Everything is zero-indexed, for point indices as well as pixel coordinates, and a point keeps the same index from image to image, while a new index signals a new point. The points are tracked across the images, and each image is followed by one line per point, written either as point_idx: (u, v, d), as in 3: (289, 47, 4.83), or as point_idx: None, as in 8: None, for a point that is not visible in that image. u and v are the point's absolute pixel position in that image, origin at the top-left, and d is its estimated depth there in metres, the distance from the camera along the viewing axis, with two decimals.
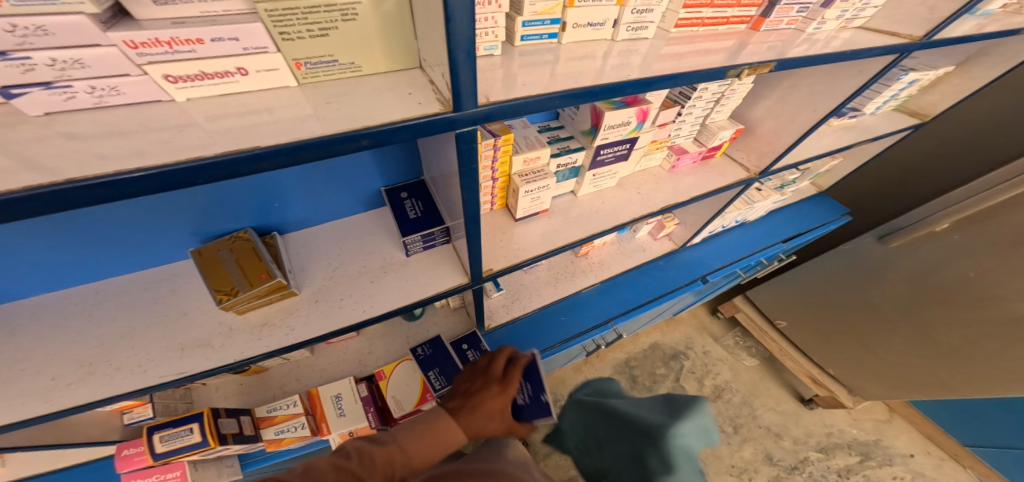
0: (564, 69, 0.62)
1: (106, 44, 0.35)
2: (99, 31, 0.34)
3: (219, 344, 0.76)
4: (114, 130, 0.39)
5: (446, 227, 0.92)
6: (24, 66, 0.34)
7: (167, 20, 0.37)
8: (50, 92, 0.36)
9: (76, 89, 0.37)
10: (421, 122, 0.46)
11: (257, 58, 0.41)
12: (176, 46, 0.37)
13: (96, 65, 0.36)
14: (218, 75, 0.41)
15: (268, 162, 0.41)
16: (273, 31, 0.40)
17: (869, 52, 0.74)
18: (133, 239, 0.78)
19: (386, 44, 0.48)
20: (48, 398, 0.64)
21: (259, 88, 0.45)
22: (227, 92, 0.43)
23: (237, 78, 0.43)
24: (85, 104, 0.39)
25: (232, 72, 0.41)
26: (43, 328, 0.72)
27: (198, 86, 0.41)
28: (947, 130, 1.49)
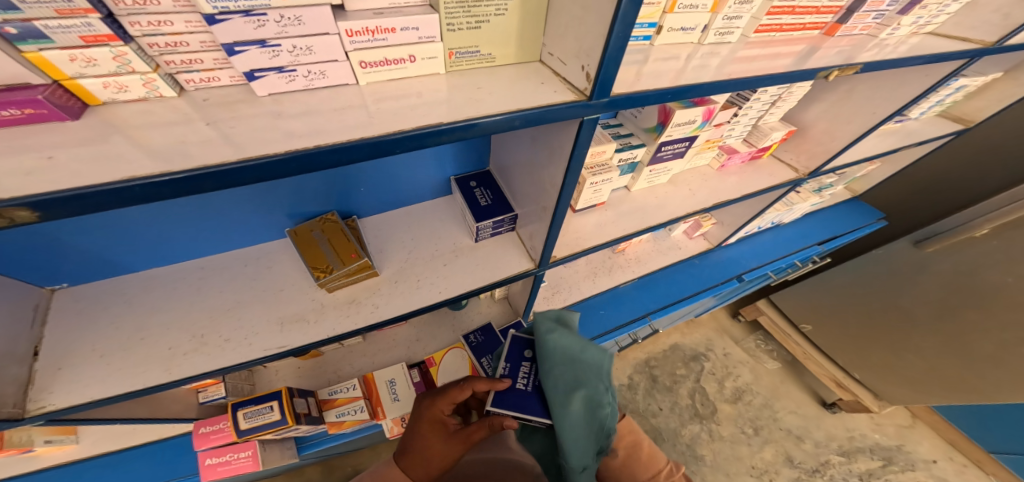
0: (651, 69, 0.67)
1: (333, 32, 0.41)
2: (333, 20, 0.40)
3: (314, 318, 0.80)
4: (308, 109, 0.44)
5: (515, 215, 0.96)
6: (273, 53, 0.40)
7: (366, 10, 0.43)
8: (280, 76, 0.43)
9: (298, 73, 0.44)
10: (557, 109, 0.50)
11: (427, 47, 0.47)
12: (377, 34, 0.43)
13: (321, 52, 0.42)
14: (394, 61, 0.47)
15: (446, 137, 0.46)
16: (443, 23, 0.46)
17: (938, 57, 0.79)
18: (231, 217, 0.82)
19: (521, 38, 0.53)
20: (168, 367, 0.68)
21: (418, 74, 0.51)
22: (394, 77, 0.49)
23: (405, 65, 0.48)
24: (297, 87, 0.45)
25: (404, 59, 0.47)
26: (153, 299, 0.78)
27: (379, 72, 0.48)
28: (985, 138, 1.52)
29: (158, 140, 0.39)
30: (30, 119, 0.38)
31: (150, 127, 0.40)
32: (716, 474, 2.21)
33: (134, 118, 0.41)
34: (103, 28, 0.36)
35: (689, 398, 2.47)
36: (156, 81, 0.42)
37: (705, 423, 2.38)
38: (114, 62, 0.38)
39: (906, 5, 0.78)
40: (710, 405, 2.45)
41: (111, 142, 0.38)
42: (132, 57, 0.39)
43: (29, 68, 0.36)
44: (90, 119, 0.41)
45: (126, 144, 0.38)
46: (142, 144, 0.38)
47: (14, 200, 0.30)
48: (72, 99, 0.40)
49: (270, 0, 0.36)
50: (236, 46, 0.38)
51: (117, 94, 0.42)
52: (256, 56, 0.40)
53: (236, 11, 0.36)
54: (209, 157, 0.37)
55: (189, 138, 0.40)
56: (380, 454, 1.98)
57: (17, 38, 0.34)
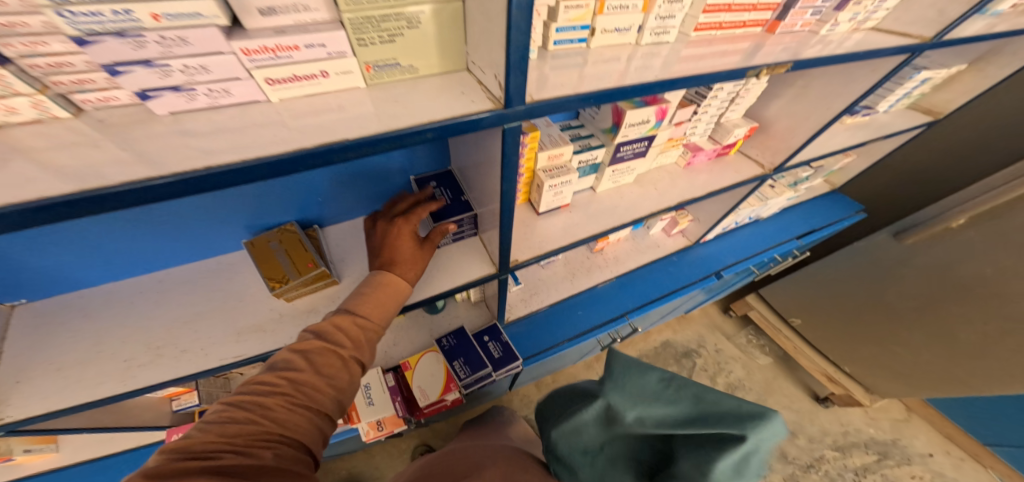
0: (593, 70, 0.68)
1: (228, 52, 0.42)
2: (223, 39, 0.41)
3: (272, 328, 0.82)
4: (218, 127, 0.46)
5: (475, 215, 0.95)
6: (163, 72, 0.41)
7: (269, 28, 0.44)
8: (177, 95, 0.44)
9: (198, 92, 0.44)
10: (473, 119, 0.51)
11: (338, 62, 0.48)
12: (278, 52, 0.44)
13: (216, 70, 0.43)
14: (305, 78, 0.48)
15: (354, 151, 0.47)
16: (352, 38, 0.47)
17: (879, 53, 0.79)
18: (185, 229, 0.83)
19: (441, 48, 0.54)
20: (122, 379, 0.70)
21: (335, 89, 0.51)
22: (310, 92, 0.50)
23: (319, 80, 0.49)
24: (201, 105, 0.46)
25: (316, 75, 0.48)
26: (112, 314, 0.79)
27: (290, 87, 0.48)
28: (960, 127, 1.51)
29: (62, 162, 0.40)
30: None
31: (58, 149, 0.42)
32: None
33: (36, 141, 0.42)
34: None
35: None
36: (45, 102, 0.42)
37: None
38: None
39: (840, 1, 0.79)
40: None
41: (15, 166, 0.39)
42: (12, 80, 0.38)
43: None
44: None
45: (30, 168, 0.39)
46: (46, 168, 0.39)
47: None
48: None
49: (141, 20, 0.37)
50: (117, 66, 0.39)
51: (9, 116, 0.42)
52: (143, 76, 0.40)
53: (108, 32, 0.36)
54: (112, 179, 0.38)
55: (97, 159, 0.41)
56: (371, 457, 2.01)
57: None
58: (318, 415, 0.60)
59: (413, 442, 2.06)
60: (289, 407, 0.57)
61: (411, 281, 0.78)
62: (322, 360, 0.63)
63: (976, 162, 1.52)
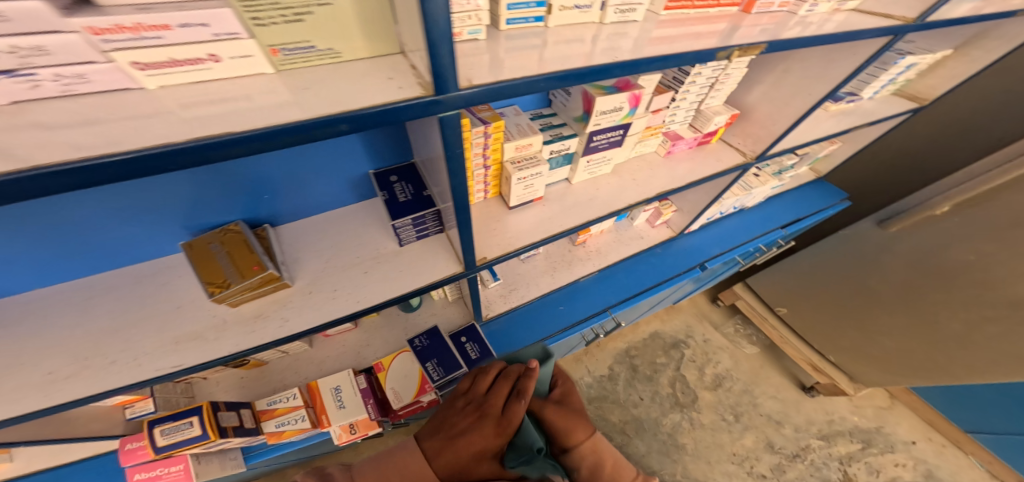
0: (552, 53, 0.61)
1: (70, 30, 0.34)
2: (56, 17, 0.33)
3: (213, 336, 0.76)
4: (85, 118, 0.38)
5: (437, 210, 0.89)
6: None
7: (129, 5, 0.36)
8: (14, 80, 0.35)
9: (42, 77, 0.36)
10: (400, 106, 0.45)
11: (230, 44, 0.40)
12: (141, 32, 0.36)
13: (60, 52, 0.35)
14: (189, 62, 0.40)
15: (244, 146, 0.40)
16: (243, 16, 0.39)
17: (862, 34, 0.73)
18: (115, 229, 0.76)
19: (365, 28, 0.47)
20: (45, 392, 0.64)
21: (232, 76, 0.44)
22: (200, 79, 0.43)
23: (209, 66, 0.42)
24: (52, 92, 0.39)
25: (204, 59, 0.41)
26: (38, 323, 0.73)
27: (168, 73, 0.41)
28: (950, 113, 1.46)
29: None
30: None
31: None
32: (697, 463, 2.20)
33: None
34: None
35: (670, 386, 2.46)
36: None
37: (686, 412, 2.37)
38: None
39: None
40: (690, 393, 2.44)
41: None
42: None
43: None
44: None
45: None
46: None
47: None
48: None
49: None
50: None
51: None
52: None
53: None
54: None
55: None
56: None
57: None
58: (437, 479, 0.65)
59: None
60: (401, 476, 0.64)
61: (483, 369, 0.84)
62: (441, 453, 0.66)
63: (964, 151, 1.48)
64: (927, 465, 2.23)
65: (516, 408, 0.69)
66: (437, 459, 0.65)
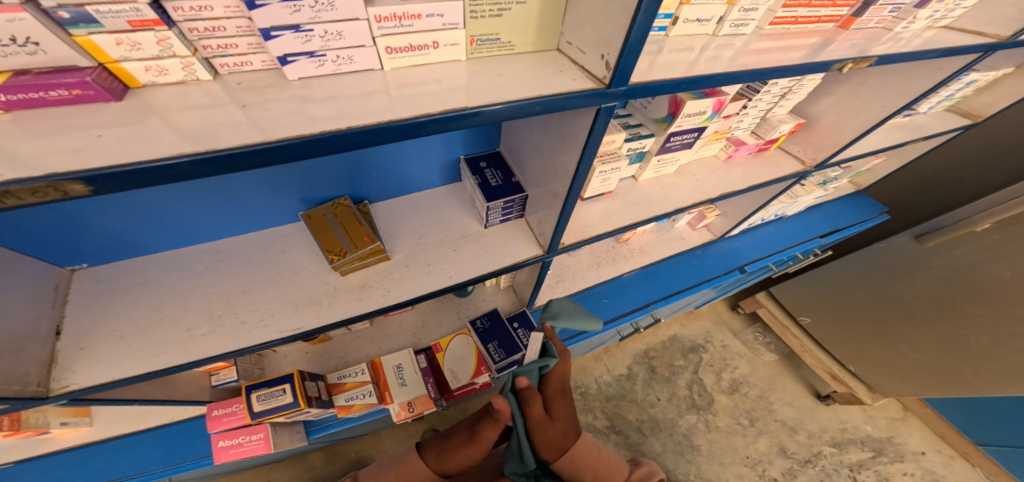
0: (664, 59, 0.68)
1: (362, 18, 0.43)
2: (362, 6, 0.42)
3: (327, 301, 0.81)
4: (334, 94, 0.45)
5: (526, 196, 0.94)
6: (305, 37, 0.42)
7: None
8: (311, 60, 0.45)
9: (328, 58, 0.45)
10: (573, 97, 0.51)
11: (449, 33, 0.48)
12: (403, 20, 0.45)
13: (350, 37, 0.44)
14: (418, 47, 0.49)
15: (471, 120, 0.47)
16: (467, 10, 0.47)
17: (951, 52, 0.80)
18: (249, 200, 0.83)
19: (541, 26, 0.54)
20: (187, 347, 0.70)
21: (441, 61, 0.52)
22: (419, 62, 0.51)
23: (428, 51, 0.50)
24: (326, 71, 0.47)
25: (427, 45, 0.49)
26: (174, 280, 0.79)
27: (405, 56, 0.49)
28: (995, 132, 1.54)
29: (186, 121, 0.39)
30: (75, 100, 0.39)
31: (186, 110, 0.41)
32: (711, 464, 2.26)
33: (170, 100, 0.42)
34: (149, 13, 0.36)
35: (687, 388, 2.51)
36: (194, 65, 0.43)
37: (702, 413, 2.42)
38: (157, 46, 0.39)
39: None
40: (707, 396, 2.49)
41: (150, 124, 0.39)
42: (174, 41, 0.40)
43: (78, 52, 0.37)
44: (127, 101, 0.41)
45: (162, 127, 0.39)
46: (178, 128, 0.39)
47: (67, 175, 0.32)
48: (114, 80, 0.41)
49: None
50: (272, 30, 0.40)
51: (157, 77, 0.43)
52: (288, 41, 0.42)
53: None
54: (247, 139, 0.39)
55: (229, 120, 0.40)
56: (382, 440, 2.03)
57: (70, 23, 0.34)
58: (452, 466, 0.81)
59: (423, 427, 2.08)
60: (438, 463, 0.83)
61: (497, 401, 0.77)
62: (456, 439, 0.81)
63: (1005, 169, 1.56)
64: (935, 475, 2.30)
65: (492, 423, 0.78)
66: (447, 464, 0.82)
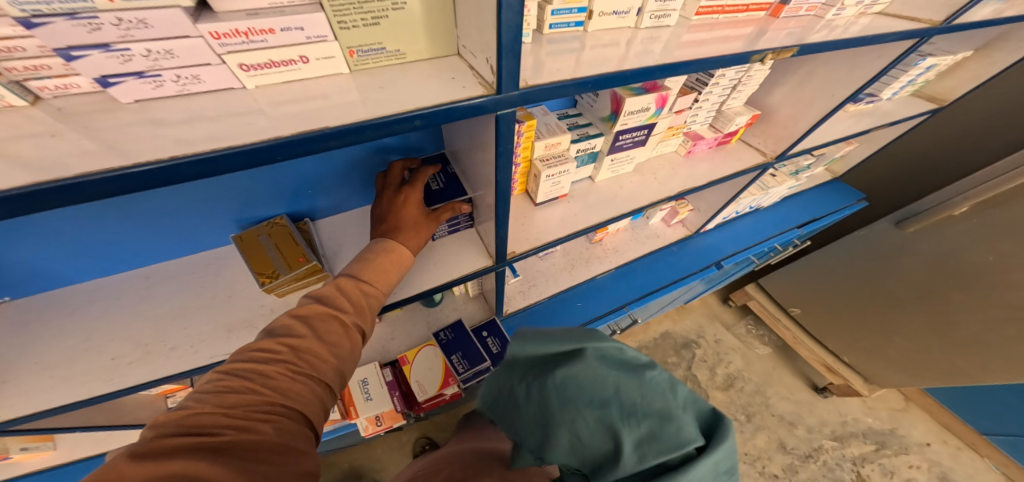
0: (590, 56, 0.65)
1: (195, 35, 0.39)
2: (190, 22, 0.38)
3: (263, 325, 0.79)
4: (189, 116, 0.43)
5: (470, 199, 0.89)
6: (123, 57, 0.38)
7: (240, 11, 0.41)
8: (142, 81, 0.41)
9: (165, 78, 0.42)
10: (462, 105, 0.49)
11: (318, 46, 0.46)
12: (252, 35, 0.41)
13: (184, 55, 0.40)
14: (283, 63, 0.46)
15: (338, 140, 0.44)
16: (333, 21, 0.44)
17: (886, 37, 0.77)
18: (176, 222, 0.81)
19: (431, 33, 0.51)
20: (109, 377, 0.68)
21: (316, 75, 0.49)
22: (289, 78, 0.48)
23: (299, 66, 0.47)
24: (171, 93, 0.44)
25: (295, 60, 0.46)
26: (101, 309, 0.77)
27: (267, 74, 0.46)
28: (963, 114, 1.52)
29: (20, 151, 0.37)
30: None
31: (16, 140, 0.39)
32: None
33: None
34: None
35: None
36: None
37: None
38: None
39: None
40: (702, 393, 2.44)
41: None
42: None
43: None
44: None
45: None
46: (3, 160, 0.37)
47: None
48: None
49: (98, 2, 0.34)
50: (72, 50, 0.36)
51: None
52: (102, 61, 0.38)
53: (57, 14, 0.33)
54: (87, 166, 0.36)
55: (66, 150, 0.38)
56: (375, 449, 2.02)
57: None
58: (321, 386, 0.55)
59: (415, 435, 2.06)
60: (292, 375, 0.51)
61: (413, 251, 0.74)
62: (323, 327, 0.58)
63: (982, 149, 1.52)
64: (942, 468, 2.22)
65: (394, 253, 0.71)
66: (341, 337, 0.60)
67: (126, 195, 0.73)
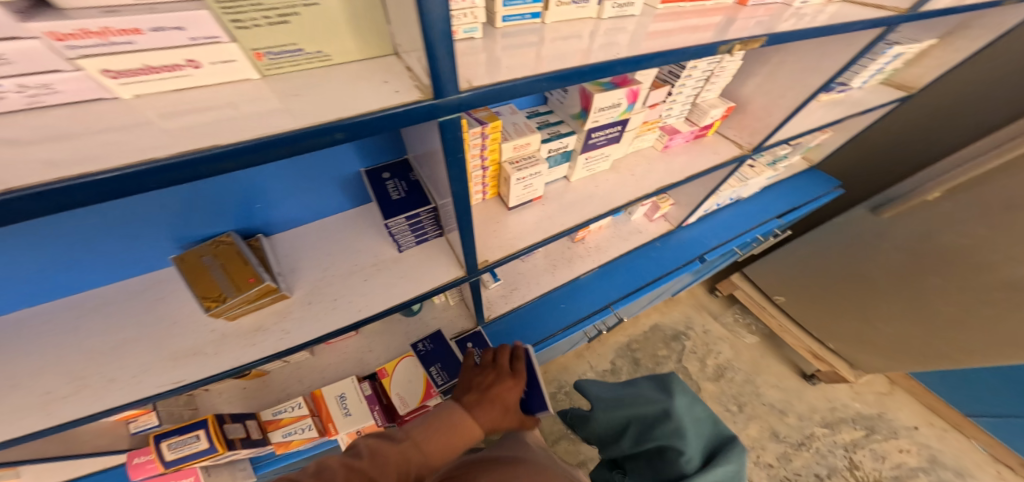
0: (551, 50, 0.60)
1: (29, 37, 0.32)
2: (16, 20, 0.31)
3: (213, 351, 0.73)
4: (56, 133, 0.37)
5: (434, 208, 0.84)
6: None
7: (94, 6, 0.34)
8: None
9: (4, 88, 0.35)
10: (400, 111, 0.44)
11: (208, 49, 0.39)
12: (110, 37, 0.34)
13: (22, 61, 0.33)
14: (165, 68, 0.39)
15: (248, 155, 0.39)
16: (223, 19, 0.38)
17: (856, 25, 0.73)
18: (106, 246, 0.75)
19: (356, 30, 0.46)
20: (43, 411, 0.62)
21: (214, 81, 0.43)
22: (177, 86, 0.41)
23: (187, 72, 0.41)
24: (18, 105, 0.37)
25: (182, 65, 0.39)
26: (30, 342, 0.71)
27: (146, 81, 0.40)
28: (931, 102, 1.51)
29: None
30: None
31: None
32: None
33: None
34: None
35: None
36: None
37: None
38: None
39: None
40: (694, 385, 2.42)
41: None
42: None
43: None
44: None
45: None
46: None
47: None
48: None
49: None
50: None
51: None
52: None
53: None
54: None
55: None
56: None
57: None
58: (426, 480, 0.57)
59: None
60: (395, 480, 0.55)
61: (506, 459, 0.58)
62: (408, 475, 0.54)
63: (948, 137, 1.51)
64: (931, 451, 2.24)
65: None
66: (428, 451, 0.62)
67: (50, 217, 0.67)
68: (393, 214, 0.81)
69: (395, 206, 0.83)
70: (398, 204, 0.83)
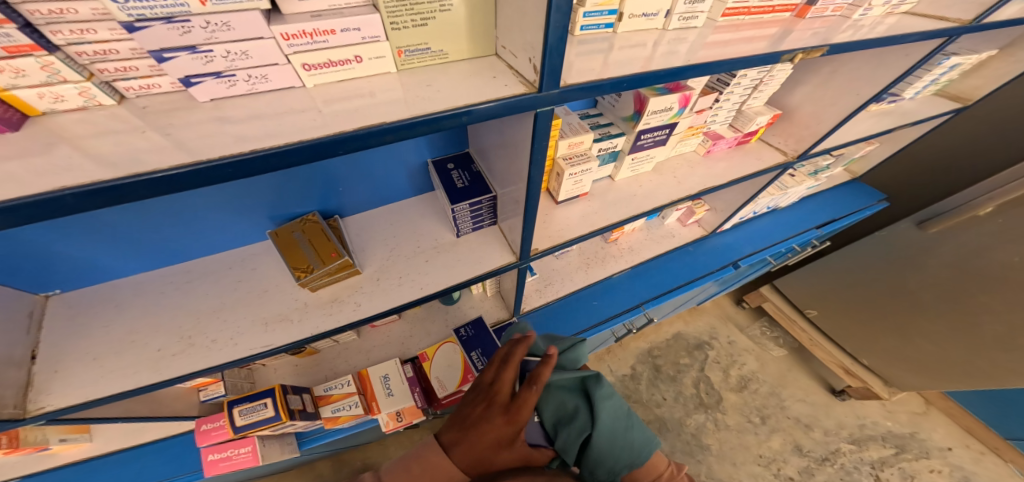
0: (618, 56, 0.66)
1: (268, 36, 0.43)
2: (265, 24, 0.42)
3: (298, 318, 0.81)
4: (249, 114, 0.46)
5: (494, 196, 0.91)
6: (206, 58, 0.42)
7: (305, 12, 0.45)
8: (218, 81, 0.45)
9: (238, 78, 0.46)
10: (508, 102, 0.50)
11: (372, 46, 0.49)
12: (315, 36, 0.45)
13: (257, 55, 0.44)
14: (339, 63, 0.49)
15: (392, 135, 0.46)
16: (386, 22, 0.47)
17: (914, 36, 0.78)
18: (211, 220, 0.84)
19: (471, 33, 0.54)
20: (155, 367, 0.70)
21: (367, 75, 0.52)
22: (344, 78, 0.51)
23: (353, 65, 0.50)
24: (241, 91, 0.47)
25: (350, 60, 0.49)
26: (146, 302, 0.81)
27: (325, 73, 0.49)
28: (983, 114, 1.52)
29: (103, 148, 0.40)
30: None
31: (96, 137, 0.42)
32: (723, 463, 2.18)
33: (80, 130, 0.43)
34: (21, 37, 0.36)
35: (693, 387, 2.44)
36: (91, 89, 0.44)
37: (711, 412, 2.35)
38: (42, 72, 0.39)
39: None
40: (715, 394, 2.42)
41: (57, 153, 0.39)
42: (96, 92, 0.44)
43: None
44: (35, 130, 0.42)
45: (71, 155, 0.39)
46: (91, 155, 0.39)
47: None
48: (10, 110, 0.41)
49: (190, 7, 0.38)
50: (163, 52, 0.40)
51: (54, 104, 0.43)
52: (187, 62, 0.41)
53: (156, 18, 0.37)
54: (163, 162, 0.39)
55: (141, 146, 0.40)
56: (387, 448, 2.00)
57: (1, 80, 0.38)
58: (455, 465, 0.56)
59: (427, 434, 2.06)
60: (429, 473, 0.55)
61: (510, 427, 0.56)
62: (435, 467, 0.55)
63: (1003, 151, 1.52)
64: (964, 472, 2.17)
65: (529, 396, 0.57)
66: (455, 450, 0.56)
67: (173, 195, 0.78)
68: (458, 199, 0.88)
69: (459, 193, 0.90)
70: (463, 191, 0.90)
